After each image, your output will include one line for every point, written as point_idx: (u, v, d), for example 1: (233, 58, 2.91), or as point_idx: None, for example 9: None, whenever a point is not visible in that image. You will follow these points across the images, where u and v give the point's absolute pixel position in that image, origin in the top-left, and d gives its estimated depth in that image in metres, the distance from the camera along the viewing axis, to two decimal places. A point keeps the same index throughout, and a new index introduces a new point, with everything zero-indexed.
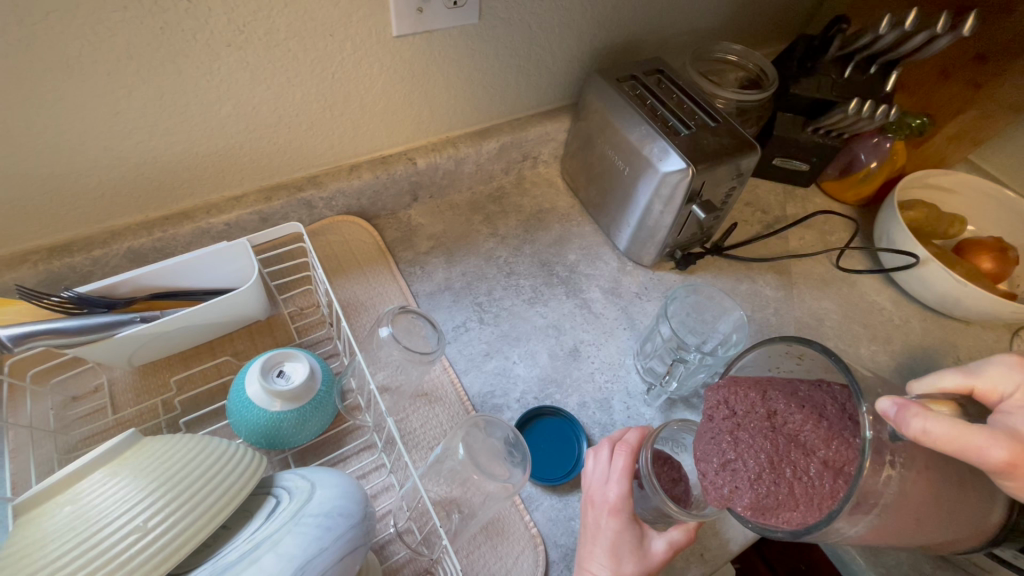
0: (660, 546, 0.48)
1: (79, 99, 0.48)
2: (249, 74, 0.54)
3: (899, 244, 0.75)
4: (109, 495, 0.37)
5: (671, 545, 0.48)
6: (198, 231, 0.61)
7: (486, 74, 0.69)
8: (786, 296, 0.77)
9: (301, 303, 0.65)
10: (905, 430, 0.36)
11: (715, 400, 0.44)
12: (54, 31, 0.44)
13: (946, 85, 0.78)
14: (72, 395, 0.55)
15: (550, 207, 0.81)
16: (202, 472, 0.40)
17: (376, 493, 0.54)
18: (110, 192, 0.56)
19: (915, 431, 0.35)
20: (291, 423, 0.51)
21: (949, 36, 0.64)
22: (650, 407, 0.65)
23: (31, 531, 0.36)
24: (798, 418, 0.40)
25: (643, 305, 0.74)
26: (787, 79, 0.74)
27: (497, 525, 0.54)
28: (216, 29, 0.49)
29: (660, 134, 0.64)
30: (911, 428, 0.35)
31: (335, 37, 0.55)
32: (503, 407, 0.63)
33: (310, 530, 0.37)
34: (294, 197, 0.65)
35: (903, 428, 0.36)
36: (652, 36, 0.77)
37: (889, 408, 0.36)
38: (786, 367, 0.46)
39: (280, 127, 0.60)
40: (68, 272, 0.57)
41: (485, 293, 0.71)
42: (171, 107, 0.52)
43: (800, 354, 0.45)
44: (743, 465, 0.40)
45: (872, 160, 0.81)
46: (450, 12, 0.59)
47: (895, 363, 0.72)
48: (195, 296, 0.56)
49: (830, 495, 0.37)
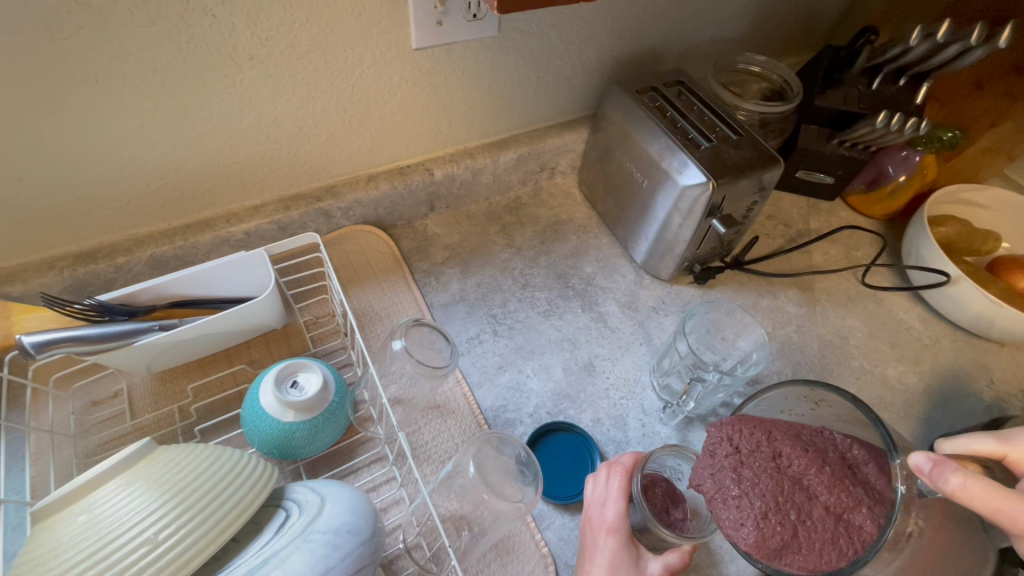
0: (656, 568, 0.47)
1: (108, 112, 0.49)
2: (271, 87, 0.55)
3: (930, 262, 0.72)
4: (121, 505, 0.37)
5: (666, 567, 0.47)
6: (218, 239, 0.62)
7: (505, 85, 0.69)
8: (809, 312, 0.74)
9: (317, 312, 0.65)
10: (942, 486, 0.36)
11: (717, 437, 0.43)
12: (83, 45, 0.45)
13: (980, 97, 0.75)
14: (93, 399, 0.56)
15: (567, 218, 0.80)
16: (212, 483, 0.40)
17: (386, 507, 0.53)
18: (134, 200, 0.57)
19: (952, 487, 0.36)
20: (304, 433, 0.51)
21: (983, 48, 0.61)
22: (666, 425, 0.64)
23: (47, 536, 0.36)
24: (803, 461, 0.40)
25: (660, 320, 0.72)
26: (813, 90, 0.73)
27: (507, 543, 0.53)
28: (240, 43, 0.50)
29: (680, 147, 0.63)
30: (949, 484, 0.36)
31: (356, 49, 0.56)
32: (516, 421, 0.62)
33: (319, 547, 0.37)
34: (313, 206, 0.66)
35: (941, 484, 0.36)
36: (674, 46, 0.77)
37: (925, 463, 0.37)
38: (799, 411, 0.49)
39: (300, 139, 0.61)
40: (92, 278, 0.58)
41: (500, 304, 0.71)
42: (194, 118, 0.53)
43: (818, 400, 0.49)
44: (748, 503, 0.39)
45: (901, 174, 0.78)
46: (470, 24, 0.59)
47: (921, 385, 0.70)
48: (213, 305, 0.57)
49: (831, 541, 0.38)
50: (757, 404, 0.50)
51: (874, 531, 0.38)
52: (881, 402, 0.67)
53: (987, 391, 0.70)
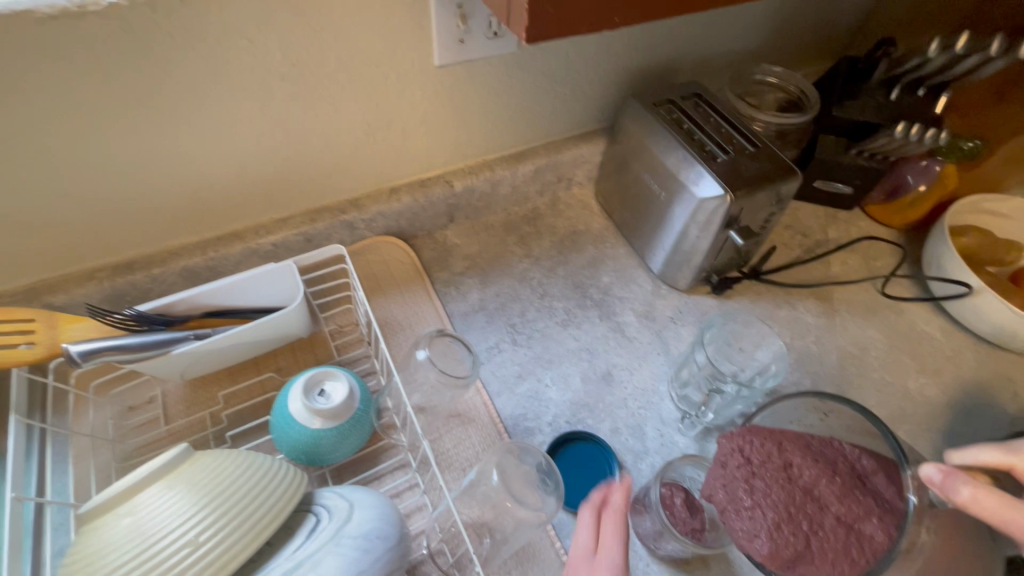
0: None
1: (147, 131, 0.52)
2: (300, 104, 0.57)
3: (952, 273, 0.72)
4: (164, 509, 0.39)
5: None
6: (247, 250, 0.64)
7: (523, 99, 0.70)
8: (828, 323, 0.74)
9: (341, 321, 0.67)
10: (953, 496, 0.39)
11: (729, 448, 0.47)
12: (127, 68, 0.47)
13: (1002, 106, 0.74)
14: (129, 404, 0.59)
15: (585, 229, 0.81)
16: (247, 488, 0.41)
17: (409, 512, 0.54)
18: (170, 214, 0.60)
19: (963, 497, 0.38)
20: (330, 440, 0.52)
21: (1004, 59, 0.62)
22: (685, 436, 0.64)
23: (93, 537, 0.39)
24: (813, 472, 0.45)
25: (678, 330, 0.73)
26: (830, 102, 0.73)
27: (528, 550, 0.54)
28: (271, 63, 0.52)
29: (697, 159, 0.64)
30: (960, 495, 0.38)
31: (381, 67, 0.58)
32: (536, 430, 0.63)
33: (350, 552, 0.39)
34: (337, 218, 0.68)
35: (952, 494, 0.39)
36: (690, 59, 0.77)
37: (935, 474, 0.40)
38: (806, 421, 0.52)
39: (325, 153, 0.63)
40: (129, 288, 0.60)
41: (518, 314, 0.72)
42: (227, 135, 0.56)
43: (825, 411, 0.51)
44: (762, 514, 0.43)
45: (920, 184, 0.78)
46: (490, 41, 0.60)
47: (943, 397, 0.69)
48: (244, 314, 0.59)
49: (842, 550, 0.42)
50: (769, 415, 0.52)
51: (885, 540, 0.42)
52: (902, 414, 0.67)
53: (1011, 405, 0.69)
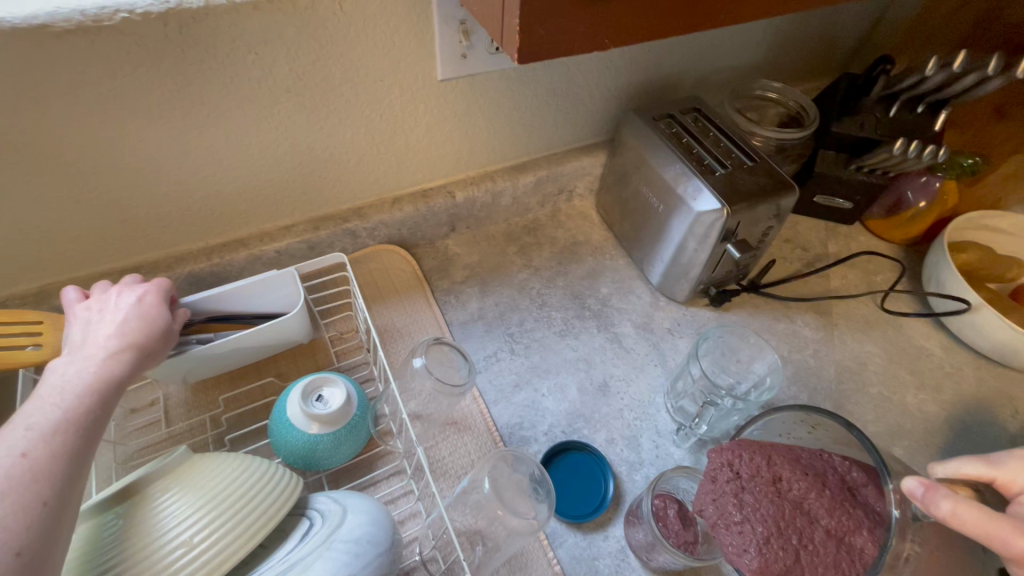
0: None
1: (157, 140, 0.53)
2: (306, 117, 0.58)
3: (950, 289, 0.72)
4: (161, 507, 0.41)
5: None
6: (251, 257, 0.65)
7: (525, 112, 0.72)
8: (826, 337, 0.74)
9: (342, 328, 0.68)
10: (935, 510, 0.39)
11: (719, 462, 0.48)
12: (138, 80, 0.49)
13: (1001, 124, 0.76)
14: (132, 407, 0.60)
15: (585, 240, 0.82)
16: (243, 490, 0.42)
17: (403, 519, 0.55)
18: (177, 221, 0.61)
19: (945, 512, 0.38)
20: (327, 446, 0.53)
21: (999, 78, 0.62)
22: (679, 447, 0.64)
23: (78, 339, 0.44)
24: (802, 486, 0.46)
25: (675, 341, 0.73)
26: (829, 118, 0.74)
27: (519, 559, 0.54)
28: (279, 76, 0.54)
29: (695, 173, 0.65)
30: (941, 509, 0.38)
31: (385, 80, 0.59)
32: (531, 439, 0.63)
33: (341, 555, 0.39)
34: (340, 227, 0.69)
35: (932, 508, 0.39)
36: (690, 75, 0.79)
37: (916, 487, 0.40)
38: (796, 434, 0.53)
39: (330, 163, 0.64)
40: None
41: (517, 323, 0.72)
42: (235, 145, 0.57)
43: (813, 423, 0.52)
44: (751, 528, 0.44)
45: (921, 199, 0.78)
46: (492, 57, 0.62)
47: (942, 414, 0.69)
48: (245, 320, 0.59)
49: (833, 564, 0.42)
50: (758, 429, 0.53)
51: (875, 553, 0.42)
52: (900, 430, 0.67)
53: (1011, 422, 0.68)
